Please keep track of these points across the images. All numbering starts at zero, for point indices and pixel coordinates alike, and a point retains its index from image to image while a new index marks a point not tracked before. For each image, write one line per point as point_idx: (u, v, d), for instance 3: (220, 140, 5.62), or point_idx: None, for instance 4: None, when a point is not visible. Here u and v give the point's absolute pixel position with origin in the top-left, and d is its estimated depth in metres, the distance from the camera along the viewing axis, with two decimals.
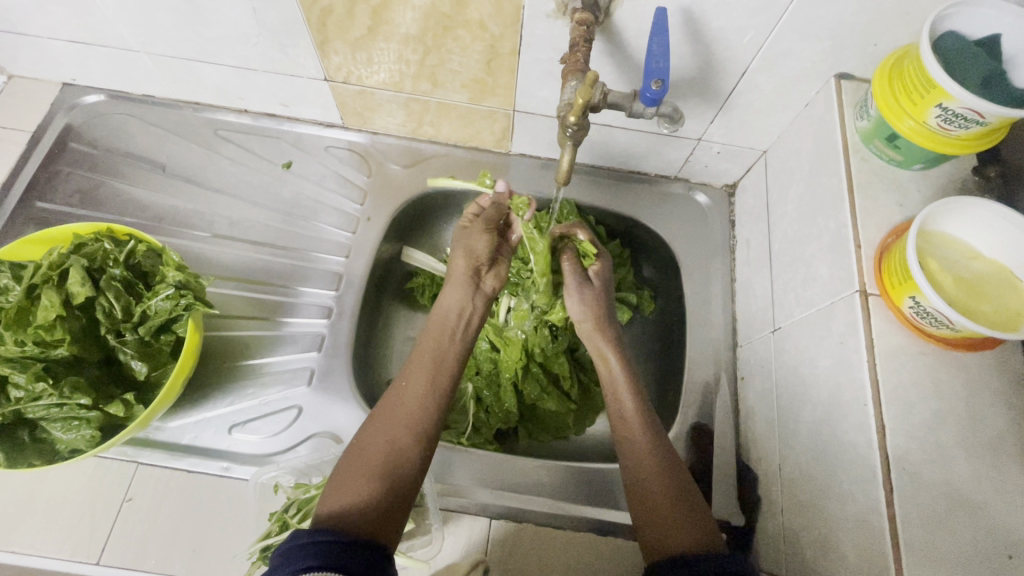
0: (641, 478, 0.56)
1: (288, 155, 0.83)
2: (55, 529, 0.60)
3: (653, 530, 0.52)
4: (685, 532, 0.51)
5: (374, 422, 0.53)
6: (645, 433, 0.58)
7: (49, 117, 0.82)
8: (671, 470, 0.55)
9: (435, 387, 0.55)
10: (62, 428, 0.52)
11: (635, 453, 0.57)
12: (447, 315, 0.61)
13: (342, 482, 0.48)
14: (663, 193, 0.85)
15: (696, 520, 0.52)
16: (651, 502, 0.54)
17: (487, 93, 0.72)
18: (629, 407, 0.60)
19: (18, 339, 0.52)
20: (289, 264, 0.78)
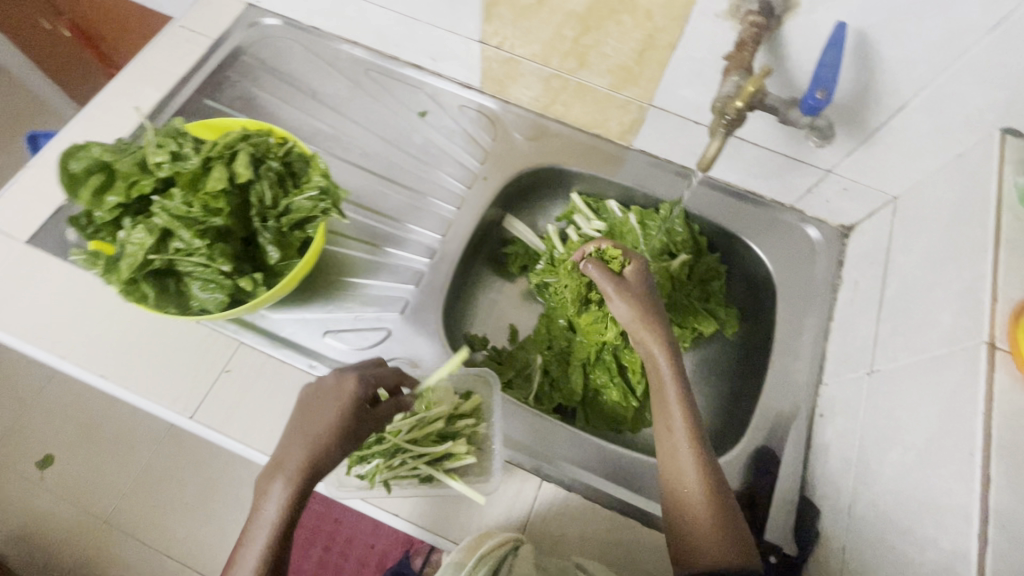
0: (681, 496, 0.56)
1: (424, 105, 0.89)
2: (161, 377, 0.67)
3: (682, 536, 0.55)
4: (722, 546, 0.53)
5: (271, 512, 0.55)
6: (693, 457, 0.57)
7: (230, 29, 0.91)
8: (719, 494, 0.56)
9: (319, 455, 0.56)
10: (199, 287, 0.59)
11: (675, 470, 0.58)
12: (325, 409, 0.59)
13: (251, 538, 0.55)
14: (775, 219, 0.84)
15: (733, 535, 0.54)
16: (687, 518, 0.55)
17: (630, 82, 0.75)
18: (676, 423, 0.60)
19: (186, 200, 0.58)
20: (403, 202, 0.83)
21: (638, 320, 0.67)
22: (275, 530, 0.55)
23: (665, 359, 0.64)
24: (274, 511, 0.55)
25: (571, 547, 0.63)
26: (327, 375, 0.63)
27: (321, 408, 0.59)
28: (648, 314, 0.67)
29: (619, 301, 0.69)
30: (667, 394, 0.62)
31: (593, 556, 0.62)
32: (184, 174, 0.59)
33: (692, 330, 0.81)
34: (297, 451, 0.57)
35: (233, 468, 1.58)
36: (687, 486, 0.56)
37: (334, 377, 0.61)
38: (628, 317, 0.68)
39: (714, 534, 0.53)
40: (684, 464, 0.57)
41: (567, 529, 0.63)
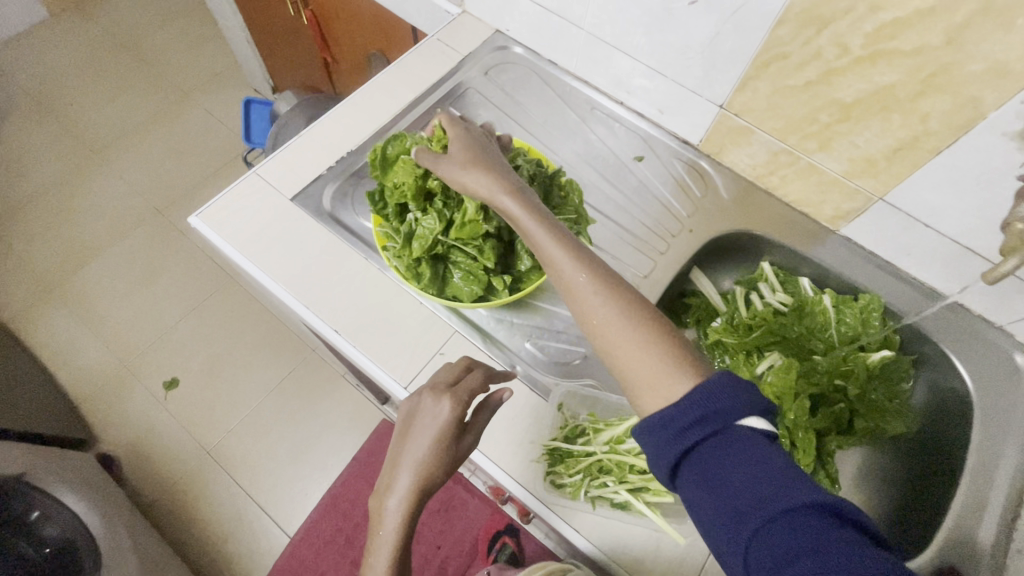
0: (602, 329, 0.56)
1: (641, 151, 0.95)
2: (385, 344, 0.74)
3: (625, 381, 0.55)
4: (670, 379, 0.52)
5: (388, 524, 0.59)
6: (627, 328, 0.55)
7: (478, 50, 1.02)
8: (635, 326, 0.55)
9: (426, 474, 0.59)
10: (460, 276, 0.69)
11: (590, 313, 0.57)
12: (421, 431, 0.60)
13: (376, 554, 0.59)
14: (979, 334, 0.81)
15: (669, 356, 0.53)
16: (627, 354, 0.55)
17: (868, 173, 0.77)
18: (570, 276, 0.58)
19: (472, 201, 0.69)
20: (610, 235, 0.88)
21: (527, 212, 0.60)
22: (398, 544, 0.59)
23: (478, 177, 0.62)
24: (395, 525, 0.59)
25: None
26: (417, 404, 0.62)
27: (417, 428, 0.61)
28: (540, 213, 0.60)
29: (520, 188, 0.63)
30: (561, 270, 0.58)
31: None
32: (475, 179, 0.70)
33: (879, 425, 0.78)
34: (412, 476, 0.59)
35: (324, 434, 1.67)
36: (603, 317, 0.56)
37: (431, 398, 0.62)
38: (522, 217, 0.60)
39: (667, 378, 0.52)
40: (586, 302, 0.57)
41: None
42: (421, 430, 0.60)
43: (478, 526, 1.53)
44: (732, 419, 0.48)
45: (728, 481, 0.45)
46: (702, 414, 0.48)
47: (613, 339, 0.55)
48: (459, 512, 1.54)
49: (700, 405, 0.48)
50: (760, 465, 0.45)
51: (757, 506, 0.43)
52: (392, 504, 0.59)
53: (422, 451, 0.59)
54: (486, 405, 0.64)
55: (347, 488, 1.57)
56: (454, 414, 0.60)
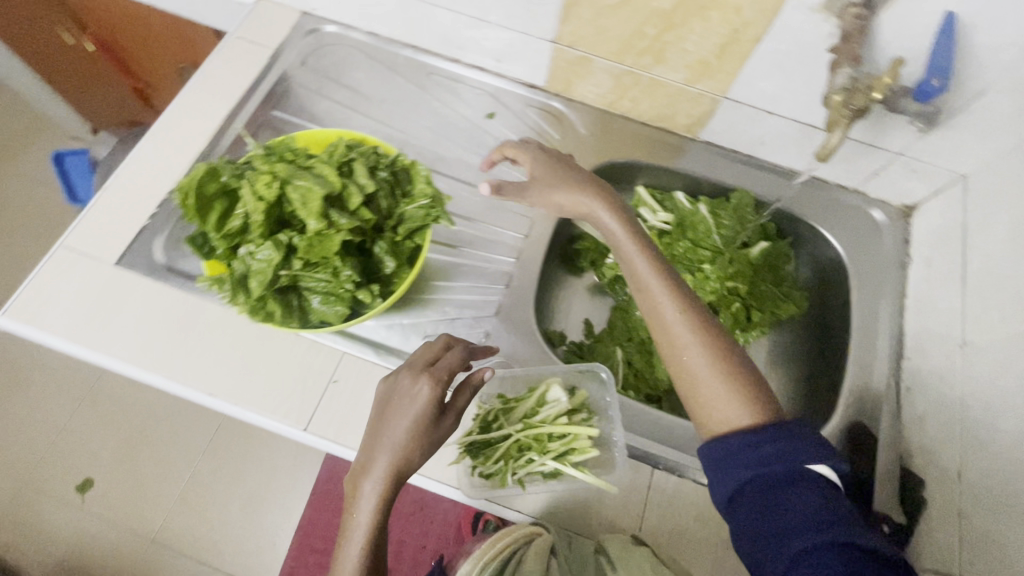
0: (687, 355, 0.58)
1: (490, 107, 0.90)
2: (271, 392, 0.68)
3: (689, 402, 0.57)
4: (748, 407, 0.54)
5: (365, 504, 0.56)
6: (699, 352, 0.57)
7: (289, 39, 0.91)
8: (721, 364, 0.56)
9: (405, 462, 0.56)
10: (319, 300, 0.59)
11: (671, 336, 0.59)
12: (399, 417, 0.57)
13: (347, 542, 0.57)
14: (839, 201, 0.87)
15: (748, 391, 0.55)
16: (696, 379, 0.57)
17: (706, 76, 0.76)
18: (664, 302, 0.60)
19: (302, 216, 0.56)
20: (483, 203, 0.83)
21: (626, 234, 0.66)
22: (375, 523, 0.56)
23: (562, 194, 0.70)
24: (373, 506, 0.56)
25: (687, 525, 0.64)
26: (395, 384, 0.59)
27: (396, 410, 0.57)
28: (637, 238, 0.66)
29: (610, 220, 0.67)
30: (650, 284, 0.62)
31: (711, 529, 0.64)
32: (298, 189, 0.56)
33: (773, 312, 0.82)
34: (388, 460, 0.56)
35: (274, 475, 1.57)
36: (678, 346, 0.58)
37: (409, 378, 0.58)
38: (616, 230, 0.67)
39: (734, 409, 0.54)
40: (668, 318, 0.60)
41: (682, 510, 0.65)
42: (397, 411, 0.57)
43: (455, 514, 1.52)
44: (800, 458, 0.49)
45: (787, 509, 0.47)
46: (772, 449, 0.50)
47: (690, 365, 0.57)
48: (434, 506, 1.53)
49: (783, 441, 0.51)
50: (808, 487, 0.48)
51: (793, 533, 0.46)
52: (370, 487, 0.56)
53: (399, 433, 0.56)
54: (468, 380, 0.62)
55: (315, 523, 1.50)
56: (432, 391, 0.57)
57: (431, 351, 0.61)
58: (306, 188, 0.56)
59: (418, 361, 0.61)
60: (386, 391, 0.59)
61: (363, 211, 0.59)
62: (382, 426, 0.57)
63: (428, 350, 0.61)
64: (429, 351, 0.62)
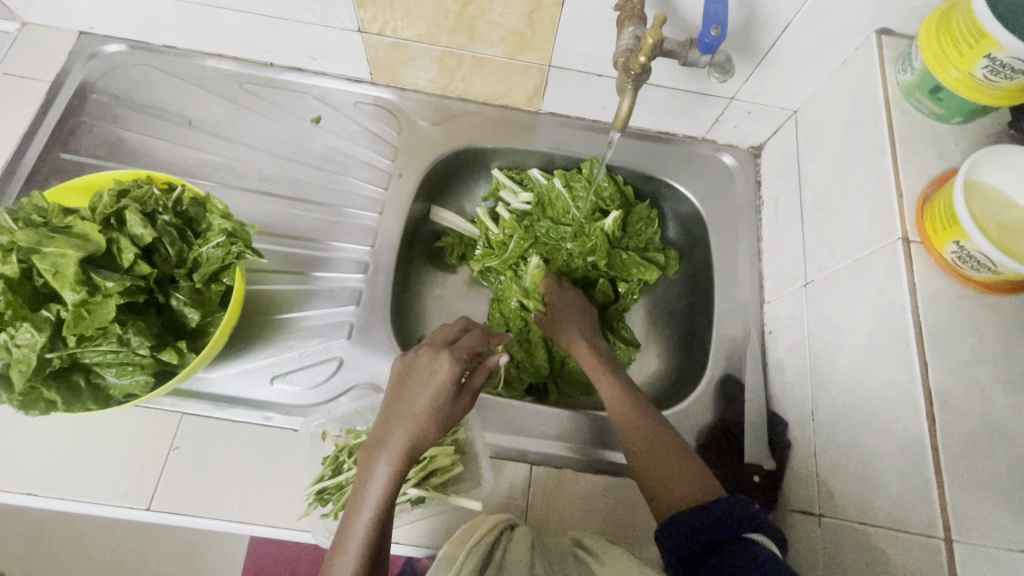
0: (631, 434, 0.62)
1: (316, 110, 0.82)
2: (103, 476, 0.61)
3: (655, 491, 0.59)
4: (684, 480, 0.58)
5: (373, 485, 0.53)
6: (646, 433, 0.61)
7: (66, 67, 0.79)
8: (658, 445, 0.60)
9: (417, 438, 0.55)
10: (116, 373, 0.52)
11: (621, 415, 0.64)
12: (419, 392, 0.57)
13: (346, 540, 0.51)
14: (691, 153, 0.86)
15: (675, 463, 0.59)
16: (655, 473, 0.59)
17: (525, 46, 0.72)
18: (607, 385, 0.68)
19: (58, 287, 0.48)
20: (321, 220, 0.77)
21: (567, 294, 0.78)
22: (382, 508, 0.52)
23: (559, 294, 0.78)
24: (382, 487, 0.53)
25: (570, 513, 0.65)
26: (421, 361, 0.59)
27: (416, 379, 0.58)
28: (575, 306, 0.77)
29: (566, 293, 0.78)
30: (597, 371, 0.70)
31: (594, 513, 0.65)
32: (47, 256, 0.48)
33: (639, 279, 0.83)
34: (408, 434, 0.55)
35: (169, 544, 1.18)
36: (636, 428, 0.62)
37: (442, 354, 0.59)
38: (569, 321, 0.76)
39: (692, 490, 0.57)
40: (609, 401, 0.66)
41: (565, 500, 0.65)
42: (425, 383, 0.57)
43: None
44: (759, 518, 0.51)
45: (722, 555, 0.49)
46: (720, 514, 0.52)
47: (637, 438, 0.62)
48: None
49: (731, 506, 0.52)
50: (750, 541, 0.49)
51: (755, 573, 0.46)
52: (378, 465, 0.54)
53: (421, 403, 0.56)
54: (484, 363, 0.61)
55: None
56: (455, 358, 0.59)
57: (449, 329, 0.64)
58: (58, 255, 0.48)
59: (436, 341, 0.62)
60: (405, 367, 0.60)
61: (141, 266, 0.52)
62: (395, 399, 0.58)
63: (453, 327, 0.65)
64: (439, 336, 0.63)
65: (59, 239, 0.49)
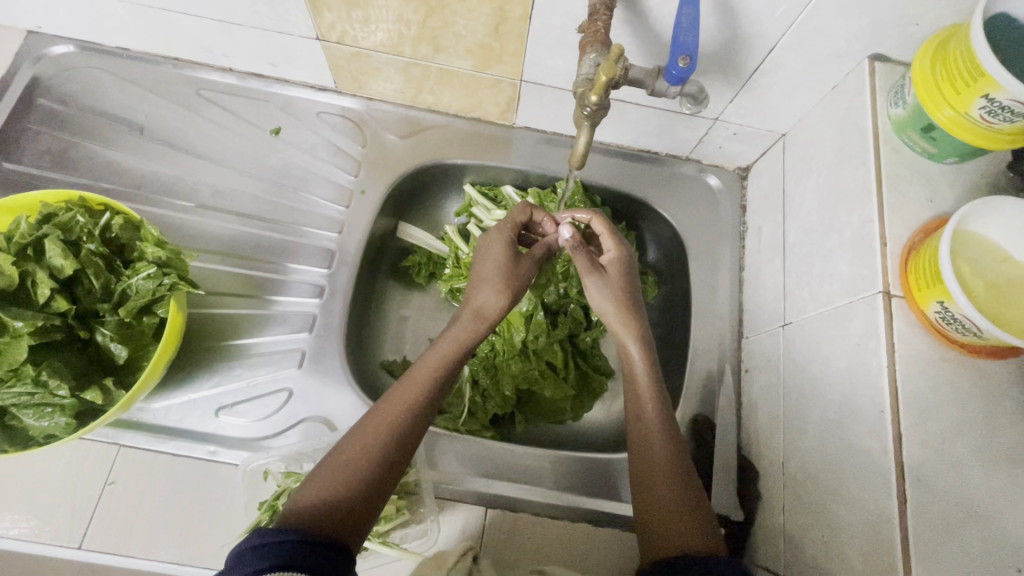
0: (648, 465, 0.55)
1: (276, 120, 0.77)
2: (32, 511, 0.58)
3: (648, 521, 0.52)
4: (677, 526, 0.50)
5: (383, 405, 0.52)
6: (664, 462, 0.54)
7: (12, 69, 0.75)
8: (670, 481, 0.53)
9: (451, 364, 0.56)
10: (33, 416, 0.48)
11: (649, 444, 0.56)
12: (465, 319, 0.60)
13: (345, 457, 0.48)
14: (674, 173, 0.81)
15: (684, 506, 0.52)
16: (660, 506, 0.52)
17: (493, 60, 0.67)
18: (645, 398, 0.58)
19: None
20: (278, 239, 0.73)
21: (621, 312, 0.63)
22: (384, 442, 0.49)
23: (595, 295, 0.64)
24: (393, 417, 0.50)
25: (528, 560, 0.62)
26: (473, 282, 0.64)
27: (490, 256, 0.64)
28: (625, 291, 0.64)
29: (610, 250, 0.67)
30: (639, 377, 0.60)
31: (553, 561, 0.62)
32: None
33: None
34: (436, 358, 0.56)
35: None
36: (654, 456, 0.55)
37: (511, 253, 0.65)
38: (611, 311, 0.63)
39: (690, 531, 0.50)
40: (648, 416, 0.58)
41: (522, 546, 0.62)
42: (463, 315, 0.60)
43: None
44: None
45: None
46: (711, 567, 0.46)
47: (656, 469, 0.55)
48: None
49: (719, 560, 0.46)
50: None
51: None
52: (400, 387, 0.53)
53: (453, 336, 0.58)
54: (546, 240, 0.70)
55: None
56: (508, 271, 0.63)
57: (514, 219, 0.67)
58: None
59: (496, 246, 0.65)
60: (494, 241, 0.66)
61: (58, 301, 0.49)
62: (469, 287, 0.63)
63: (519, 215, 0.68)
64: (512, 222, 0.67)
65: None
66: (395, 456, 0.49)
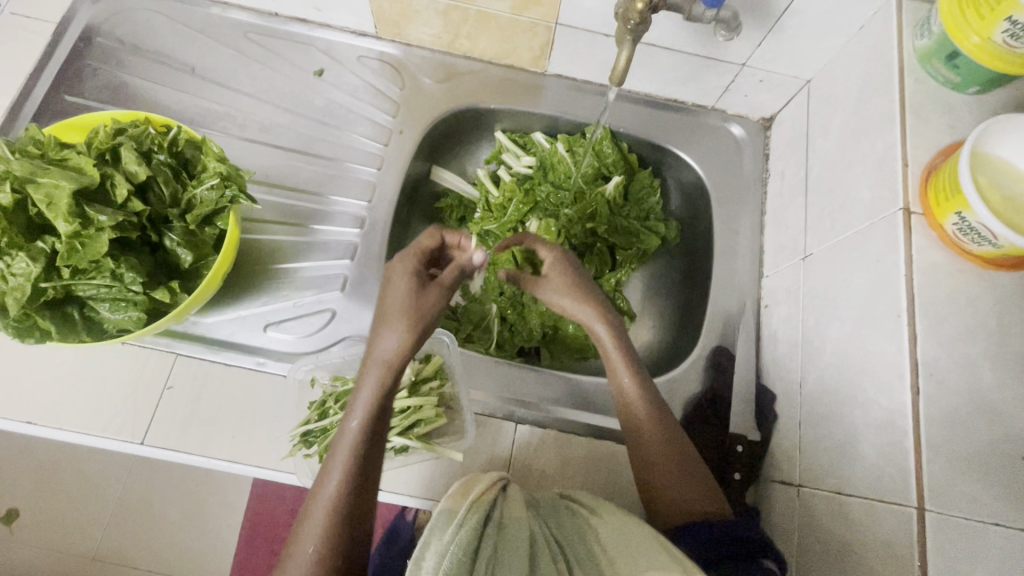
0: (650, 461, 0.58)
1: (319, 63, 0.81)
2: (98, 410, 0.62)
3: (653, 491, 0.57)
4: (689, 494, 0.56)
5: (330, 466, 0.51)
6: (663, 441, 0.58)
7: (74, 9, 0.79)
8: (678, 455, 0.57)
9: (388, 387, 0.55)
10: (109, 308, 0.53)
11: (636, 425, 0.59)
12: (372, 371, 0.55)
13: (315, 511, 0.49)
14: (699, 123, 0.84)
15: (695, 477, 0.57)
16: (663, 480, 0.57)
17: (531, 2, 0.70)
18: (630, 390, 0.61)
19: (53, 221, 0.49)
20: (321, 174, 0.77)
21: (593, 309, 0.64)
22: (344, 486, 0.50)
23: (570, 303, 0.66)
24: (342, 466, 0.51)
25: (554, 470, 0.66)
26: (371, 330, 0.58)
27: (398, 288, 0.59)
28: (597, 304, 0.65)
29: (547, 256, 0.69)
30: (613, 359, 0.63)
31: (577, 473, 0.66)
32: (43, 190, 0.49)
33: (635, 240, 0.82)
34: (371, 388, 0.54)
35: (176, 490, 1.24)
36: (650, 436, 0.58)
37: (413, 288, 0.59)
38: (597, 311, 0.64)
39: (707, 497, 0.56)
40: (626, 385, 0.61)
41: (549, 458, 0.66)
42: (381, 344, 0.56)
43: None
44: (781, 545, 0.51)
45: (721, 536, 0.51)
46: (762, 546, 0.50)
47: (653, 447, 0.58)
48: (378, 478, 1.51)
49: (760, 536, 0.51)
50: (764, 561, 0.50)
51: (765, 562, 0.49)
52: (343, 427, 0.53)
53: (375, 372, 0.55)
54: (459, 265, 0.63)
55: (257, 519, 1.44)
56: (409, 314, 0.57)
57: (416, 253, 0.62)
58: (51, 186, 0.49)
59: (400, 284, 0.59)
60: (406, 268, 0.60)
61: (134, 203, 0.53)
62: (385, 319, 0.57)
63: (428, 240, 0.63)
64: (417, 252, 0.62)
65: (55, 173, 0.50)
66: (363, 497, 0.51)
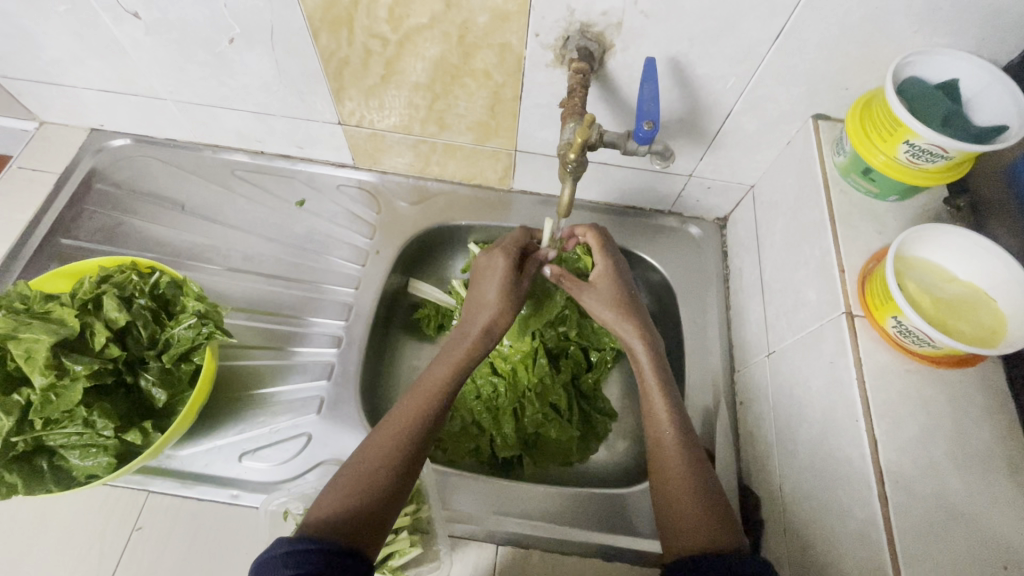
0: (665, 474, 0.57)
1: (301, 194, 0.88)
2: (63, 558, 0.61)
3: (670, 511, 0.54)
4: (700, 528, 0.51)
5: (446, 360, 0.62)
6: (683, 463, 0.56)
7: (76, 160, 0.87)
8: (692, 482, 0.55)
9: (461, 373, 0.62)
10: (79, 456, 0.54)
11: (660, 440, 0.59)
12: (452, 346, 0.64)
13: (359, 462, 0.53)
14: (659, 226, 0.89)
15: (714, 515, 0.52)
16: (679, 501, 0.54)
17: (491, 134, 0.77)
18: (653, 398, 0.61)
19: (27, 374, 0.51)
20: (301, 296, 0.81)
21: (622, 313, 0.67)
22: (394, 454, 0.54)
23: (597, 304, 0.68)
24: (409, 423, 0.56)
25: None
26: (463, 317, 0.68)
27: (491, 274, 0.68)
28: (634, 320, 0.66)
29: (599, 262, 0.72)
30: (647, 382, 0.62)
31: None
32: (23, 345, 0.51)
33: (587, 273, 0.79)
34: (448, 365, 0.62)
35: None
36: (668, 458, 0.57)
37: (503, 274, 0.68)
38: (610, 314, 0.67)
39: (715, 528, 0.51)
40: (653, 403, 0.61)
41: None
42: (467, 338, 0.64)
43: None
44: None
45: None
46: None
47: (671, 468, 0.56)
48: None
49: None
50: None
51: None
52: (410, 397, 0.59)
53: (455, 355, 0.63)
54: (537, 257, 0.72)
55: None
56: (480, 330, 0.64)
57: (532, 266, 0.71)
58: (32, 341, 0.52)
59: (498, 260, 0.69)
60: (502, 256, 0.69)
61: (111, 349, 0.56)
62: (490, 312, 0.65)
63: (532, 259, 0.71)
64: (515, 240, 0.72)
65: (35, 327, 0.53)
66: (397, 478, 0.53)
